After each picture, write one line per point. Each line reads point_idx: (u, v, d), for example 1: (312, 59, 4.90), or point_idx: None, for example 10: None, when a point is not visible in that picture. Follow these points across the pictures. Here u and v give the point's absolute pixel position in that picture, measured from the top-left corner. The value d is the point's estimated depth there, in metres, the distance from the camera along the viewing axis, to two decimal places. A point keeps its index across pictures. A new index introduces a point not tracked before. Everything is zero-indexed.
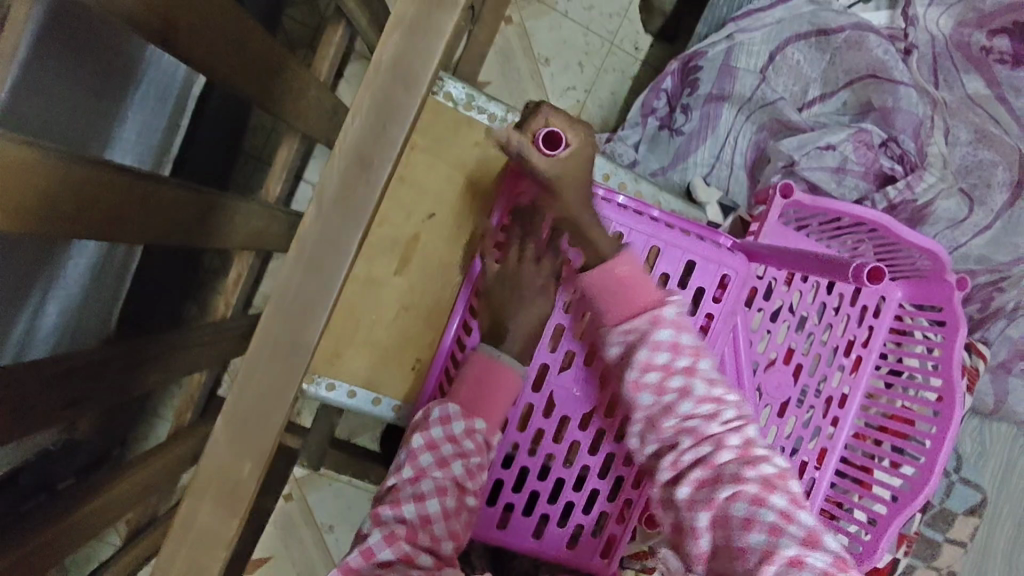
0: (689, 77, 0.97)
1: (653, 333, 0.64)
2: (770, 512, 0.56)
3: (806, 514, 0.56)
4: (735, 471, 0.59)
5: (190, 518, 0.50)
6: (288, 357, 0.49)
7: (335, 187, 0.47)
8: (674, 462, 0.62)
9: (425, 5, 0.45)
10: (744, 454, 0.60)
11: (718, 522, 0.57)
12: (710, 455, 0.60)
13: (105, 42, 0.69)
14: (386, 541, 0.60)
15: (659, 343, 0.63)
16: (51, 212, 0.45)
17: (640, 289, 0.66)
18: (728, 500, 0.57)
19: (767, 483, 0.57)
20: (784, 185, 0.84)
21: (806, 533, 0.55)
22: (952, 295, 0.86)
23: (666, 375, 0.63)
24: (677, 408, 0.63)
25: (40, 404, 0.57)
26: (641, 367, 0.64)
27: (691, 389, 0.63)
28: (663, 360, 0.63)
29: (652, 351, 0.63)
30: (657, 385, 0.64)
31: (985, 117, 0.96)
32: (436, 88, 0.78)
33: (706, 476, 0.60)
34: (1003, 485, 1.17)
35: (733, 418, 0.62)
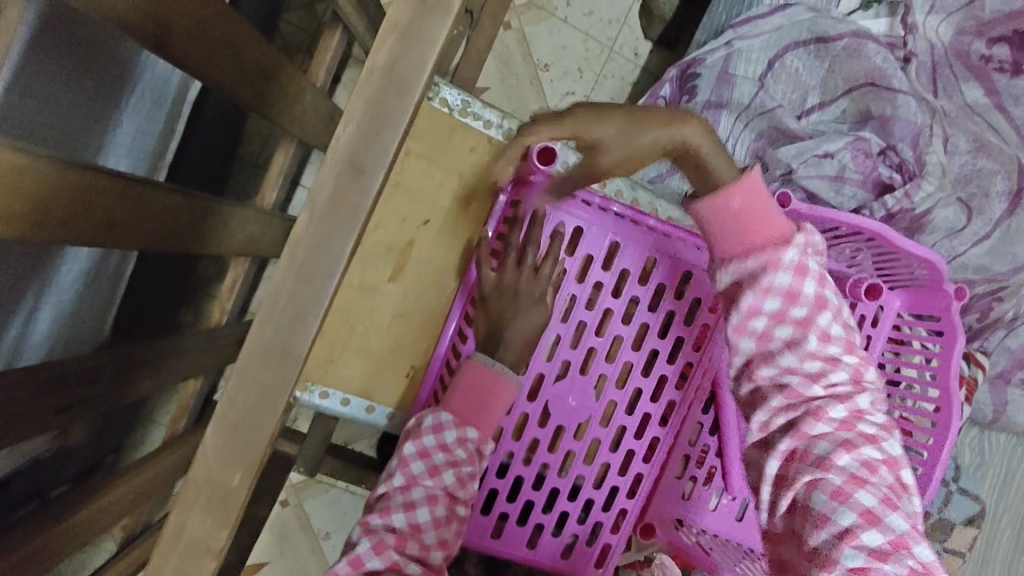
0: (687, 83, 0.97)
1: (767, 278, 0.63)
2: (850, 512, 0.55)
3: (898, 516, 0.55)
4: (826, 454, 0.59)
5: (179, 528, 0.49)
6: (280, 364, 0.48)
7: (325, 197, 0.47)
8: (766, 422, 0.63)
9: (419, 10, 0.44)
10: (842, 427, 0.61)
11: (798, 508, 0.58)
12: (803, 421, 0.61)
13: (101, 44, 0.69)
14: (375, 550, 0.58)
15: (771, 288, 0.63)
16: (45, 218, 0.45)
17: (762, 223, 0.64)
18: (809, 487, 0.58)
19: (856, 478, 0.57)
20: (782, 194, 0.82)
21: (892, 539, 0.54)
22: (951, 304, 0.85)
23: (774, 322, 0.64)
24: (779, 357, 0.64)
25: (30, 411, 0.56)
26: (746, 312, 0.64)
27: (801, 342, 0.64)
28: (773, 308, 0.63)
29: (762, 296, 0.64)
30: (762, 332, 0.65)
31: (983, 125, 0.95)
32: (431, 94, 0.76)
33: (795, 448, 0.61)
34: (1003, 495, 1.16)
35: (841, 380, 0.64)
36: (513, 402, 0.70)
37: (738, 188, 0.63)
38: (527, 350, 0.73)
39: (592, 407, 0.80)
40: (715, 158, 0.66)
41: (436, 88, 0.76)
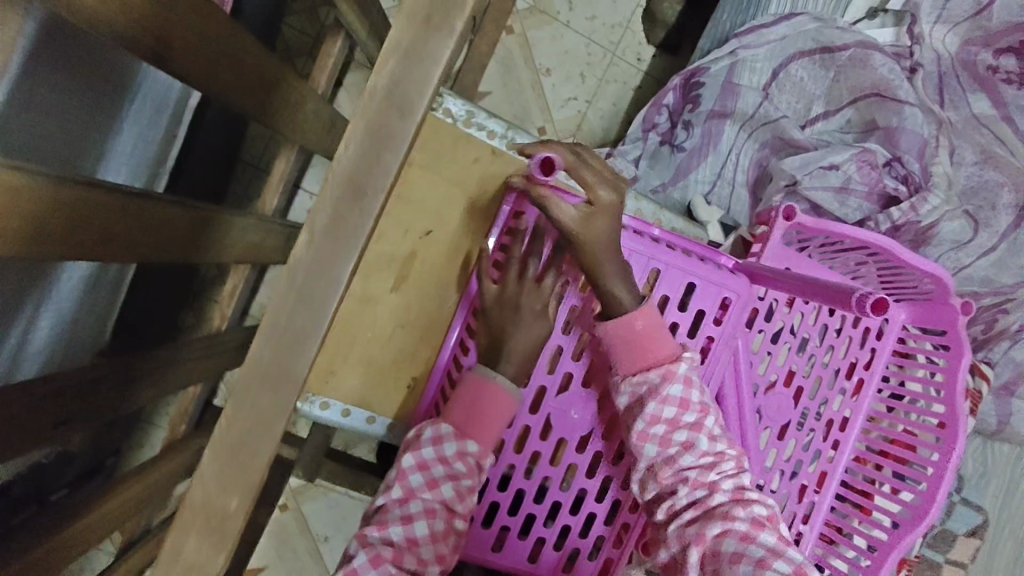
0: (690, 93, 0.95)
1: (664, 388, 0.70)
2: (759, 548, 0.60)
3: (796, 551, 0.60)
4: (726, 510, 0.64)
5: (175, 551, 0.48)
6: (280, 387, 0.48)
7: (325, 219, 0.46)
8: (671, 505, 0.68)
9: (421, 31, 0.44)
10: (735, 496, 0.66)
11: (708, 559, 0.62)
12: (705, 497, 0.66)
13: (102, 55, 0.69)
14: (372, 563, 0.58)
15: (667, 398, 0.70)
16: (41, 236, 0.44)
17: (656, 344, 0.71)
18: (717, 538, 0.62)
19: (756, 522, 0.63)
20: (787, 207, 0.83)
21: (795, 566, 0.58)
22: (957, 319, 0.84)
23: (671, 428, 0.70)
24: (678, 461, 0.69)
25: (28, 425, 0.55)
26: (648, 420, 0.71)
27: (694, 443, 0.70)
28: (670, 415, 0.70)
29: (660, 405, 0.70)
30: (663, 437, 0.70)
31: (990, 137, 0.95)
32: (436, 104, 0.75)
33: (698, 515, 0.66)
34: (1005, 505, 1.16)
35: (731, 470, 0.68)
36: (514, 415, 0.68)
37: (640, 311, 0.70)
38: (528, 364, 0.71)
39: (594, 420, 0.79)
40: (626, 286, 0.70)
41: (440, 98, 0.74)
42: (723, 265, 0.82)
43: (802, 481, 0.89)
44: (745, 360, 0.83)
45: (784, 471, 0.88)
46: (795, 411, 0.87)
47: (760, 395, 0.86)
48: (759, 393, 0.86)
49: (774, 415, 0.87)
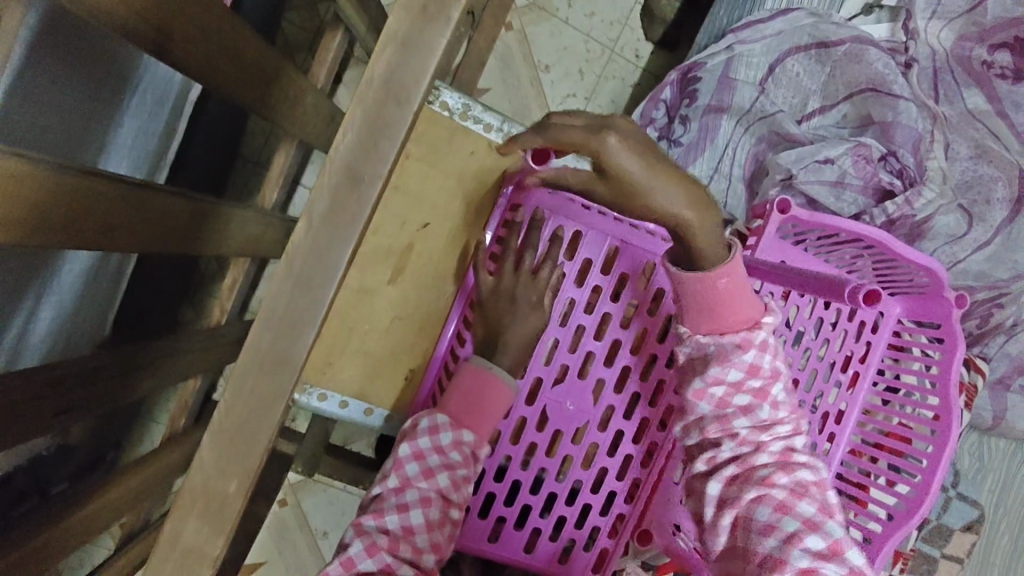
0: (688, 87, 0.96)
1: (736, 354, 0.66)
2: (794, 520, 0.62)
3: (833, 523, 0.62)
4: (766, 474, 0.65)
5: (175, 535, 0.49)
6: (277, 374, 0.49)
7: (324, 206, 0.47)
8: (712, 458, 0.68)
9: (417, 20, 0.44)
10: (781, 459, 0.66)
11: (741, 522, 0.64)
12: (748, 455, 0.66)
13: (103, 49, 0.69)
14: (367, 552, 0.58)
15: (735, 362, 0.66)
16: (42, 225, 0.45)
17: (738, 306, 0.65)
18: (753, 503, 0.63)
19: (795, 490, 0.63)
20: (782, 201, 0.83)
21: (830, 542, 0.60)
22: (951, 312, 0.85)
23: (734, 391, 0.66)
24: (731, 421, 0.67)
25: (30, 414, 0.56)
26: (710, 379, 0.67)
27: (755, 409, 0.67)
28: (734, 379, 0.66)
29: (725, 369, 0.66)
30: (721, 398, 0.67)
31: (984, 132, 0.96)
32: (431, 98, 0.72)
33: (739, 474, 0.66)
34: (1000, 500, 1.16)
35: (785, 432, 0.67)
36: (510, 406, 0.69)
37: (727, 269, 0.63)
38: (525, 354, 0.71)
39: (590, 411, 0.79)
40: (716, 243, 0.61)
41: (436, 90, 0.72)
42: None
43: None
44: None
45: None
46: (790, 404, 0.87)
47: None
48: None
49: None
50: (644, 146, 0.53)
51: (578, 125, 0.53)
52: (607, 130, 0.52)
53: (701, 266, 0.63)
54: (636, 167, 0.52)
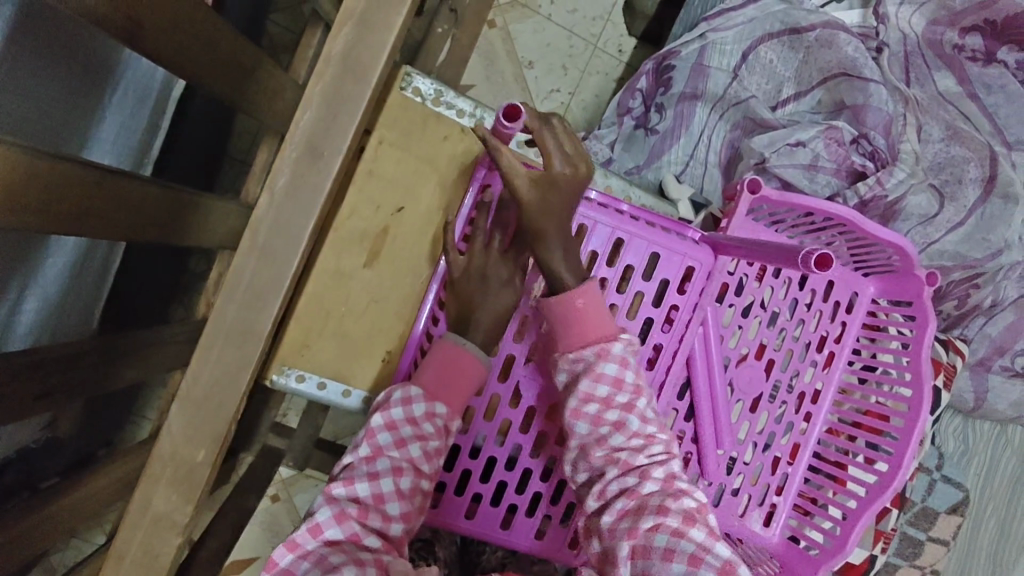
0: (663, 76, 0.98)
1: (598, 366, 0.66)
2: (689, 543, 0.58)
3: (723, 545, 0.60)
4: (657, 502, 0.62)
5: (145, 503, 0.51)
6: (243, 344, 0.52)
7: (285, 179, 0.52)
8: (602, 491, 0.65)
9: (373, 2, 0.50)
10: (667, 486, 0.64)
11: (639, 552, 0.60)
12: (635, 486, 0.64)
13: (86, 42, 0.72)
14: (336, 518, 0.59)
15: (601, 376, 0.67)
16: (22, 206, 0.45)
17: (595, 322, 0.67)
18: (649, 532, 0.60)
19: (687, 516, 0.61)
20: (752, 180, 0.85)
21: (721, 564, 0.57)
22: (923, 290, 0.87)
23: (604, 408, 0.67)
24: (609, 441, 0.66)
25: (9, 398, 0.55)
26: (581, 398, 0.67)
27: (626, 424, 0.67)
28: (603, 394, 0.66)
29: (594, 383, 0.67)
30: (594, 417, 0.67)
31: (956, 114, 0.97)
32: (402, 83, 0.75)
33: (630, 506, 0.63)
34: (985, 486, 1.16)
35: (661, 453, 0.66)
36: (484, 381, 0.70)
37: (582, 286, 0.67)
38: (493, 336, 0.72)
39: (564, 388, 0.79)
40: (569, 265, 0.68)
41: (408, 75, 0.75)
42: (688, 237, 0.82)
43: (775, 453, 0.91)
44: (717, 334, 0.84)
45: (756, 443, 0.89)
46: (766, 383, 0.89)
47: (732, 367, 0.88)
48: (731, 366, 0.87)
49: (746, 387, 0.88)
50: (571, 197, 0.66)
51: (564, 147, 0.64)
52: (575, 168, 0.65)
53: (557, 289, 0.68)
54: (556, 199, 0.65)
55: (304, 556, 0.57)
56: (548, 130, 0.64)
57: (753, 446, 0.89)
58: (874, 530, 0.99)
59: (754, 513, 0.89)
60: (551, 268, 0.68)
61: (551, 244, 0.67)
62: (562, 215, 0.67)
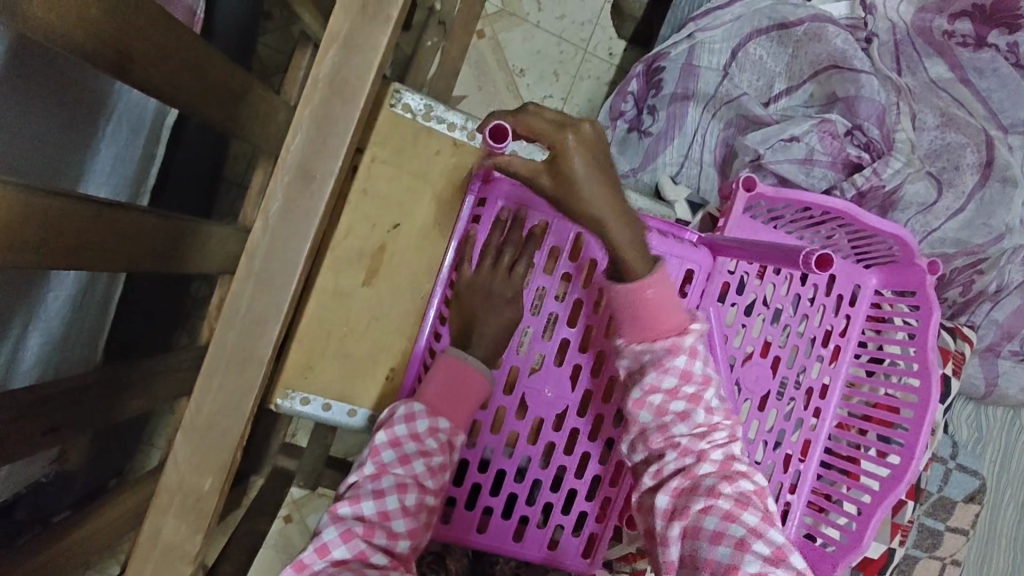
0: (654, 78, 0.98)
1: (668, 360, 0.66)
2: (740, 527, 0.58)
3: (774, 531, 0.59)
4: (712, 485, 0.62)
5: (154, 535, 0.51)
6: (242, 372, 0.52)
7: (277, 206, 0.52)
8: (658, 471, 0.65)
9: (358, 23, 0.50)
10: (722, 469, 0.63)
11: (690, 533, 0.60)
12: (692, 466, 0.64)
13: (75, 76, 0.72)
14: (342, 537, 0.58)
15: (670, 368, 0.66)
16: (17, 246, 0.45)
17: (665, 313, 0.66)
18: (700, 515, 0.60)
19: (741, 500, 0.60)
20: (747, 178, 0.84)
21: (772, 549, 0.57)
22: (925, 279, 0.86)
23: (670, 398, 0.66)
24: (671, 429, 0.66)
25: (13, 437, 0.54)
26: (646, 387, 0.66)
27: (691, 414, 0.66)
28: (670, 385, 0.65)
29: (661, 375, 0.66)
30: (659, 406, 0.66)
31: (948, 100, 0.97)
32: (392, 100, 0.74)
33: (685, 486, 0.63)
34: (1002, 471, 1.15)
35: (722, 439, 0.65)
36: (487, 395, 0.71)
37: (653, 278, 0.64)
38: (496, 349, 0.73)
39: (569, 397, 0.80)
40: (640, 251, 0.64)
41: (397, 92, 0.74)
42: (687, 239, 0.81)
43: (786, 451, 0.90)
44: (720, 334, 0.84)
45: (766, 442, 0.88)
46: (772, 381, 0.88)
47: (738, 367, 0.87)
48: (736, 365, 0.86)
49: (752, 385, 0.87)
50: (598, 153, 0.58)
51: (548, 119, 0.56)
52: (572, 129, 0.56)
53: (628, 278, 0.65)
54: (584, 169, 0.57)
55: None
56: (528, 114, 0.57)
57: (763, 445, 0.88)
58: (889, 523, 0.98)
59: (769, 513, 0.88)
60: (624, 258, 0.63)
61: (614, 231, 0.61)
62: (607, 188, 0.59)
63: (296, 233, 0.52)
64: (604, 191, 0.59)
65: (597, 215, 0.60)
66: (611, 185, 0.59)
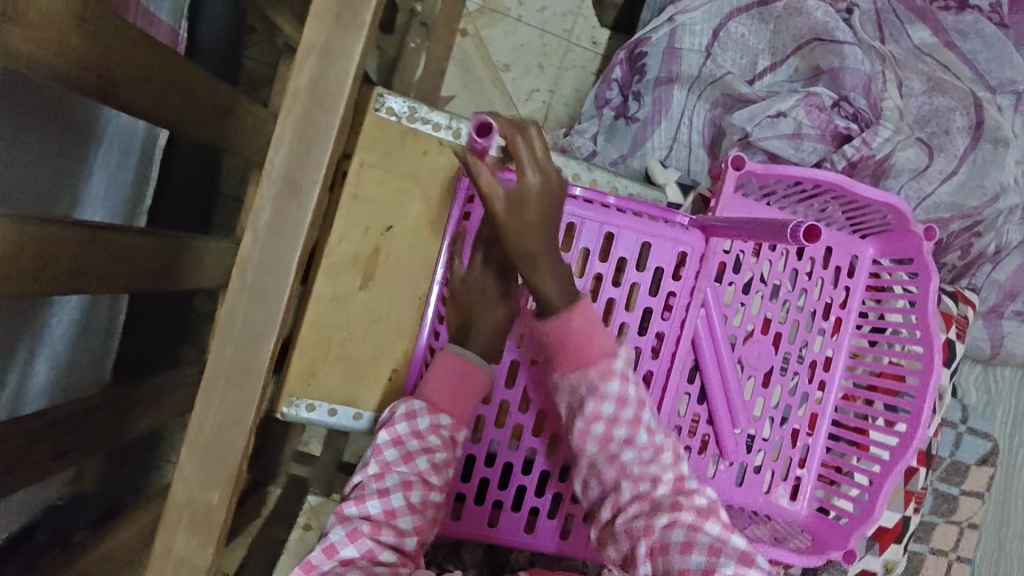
0: (637, 63, 0.98)
1: (602, 387, 0.62)
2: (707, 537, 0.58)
3: (736, 536, 0.60)
4: (672, 503, 0.60)
5: (167, 549, 0.52)
6: (243, 385, 0.53)
7: (266, 219, 0.52)
8: (616, 501, 0.63)
9: (333, 32, 0.51)
10: (678, 487, 0.62)
11: (657, 553, 0.58)
12: (648, 490, 0.62)
13: (64, 102, 0.73)
14: (349, 537, 0.59)
15: (606, 395, 0.62)
16: (13, 275, 0.46)
17: (593, 343, 0.62)
18: (668, 533, 0.58)
19: (701, 512, 0.60)
20: (736, 157, 0.84)
21: (740, 555, 0.57)
22: (922, 245, 0.87)
23: (612, 425, 0.63)
24: (620, 456, 0.63)
25: (26, 461, 0.55)
26: (587, 419, 0.63)
27: (635, 439, 0.63)
28: (610, 412, 0.62)
29: (599, 403, 0.62)
30: (603, 435, 0.63)
31: (933, 65, 0.97)
32: (377, 104, 0.76)
33: (643, 510, 0.61)
34: (1014, 433, 1.15)
35: (671, 459, 0.63)
36: (486, 392, 0.71)
37: (577, 307, 0.62)
38: (495, 344, 0.73)
39: None
40: (555, 282, 0.62)
41: (381, 96, 0.75)
42: (677, 223, 0.81)
43: (794, 426, 0.90)
44: (718, 313, 0.84)
45: (773, 418, 0.89)
46: (775, 356, 0.88)
47: (739, 346, 0.87)
48: (738, 344, 0.86)
49: (755, 363, 0.88)
50: (554, 210, 0.61)
51: (534, 151, 0.58)
52: (547, 175, 0.59)
53: (551, 311, 0.62)
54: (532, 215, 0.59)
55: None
56: (521, 134, 0.58)
57: (769, 421, 0.88)
58: (902, 491, 0.98)
59: (780, 488, 0.89)
60: (541, 291, 0.62)
61: (541, 267, 0.61)
62: (543, 235, 0.61)
63: (285, 248, 0.53)
64: (536, 235, 0.60)
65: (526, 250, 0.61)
66: (549, 237, 0.62)
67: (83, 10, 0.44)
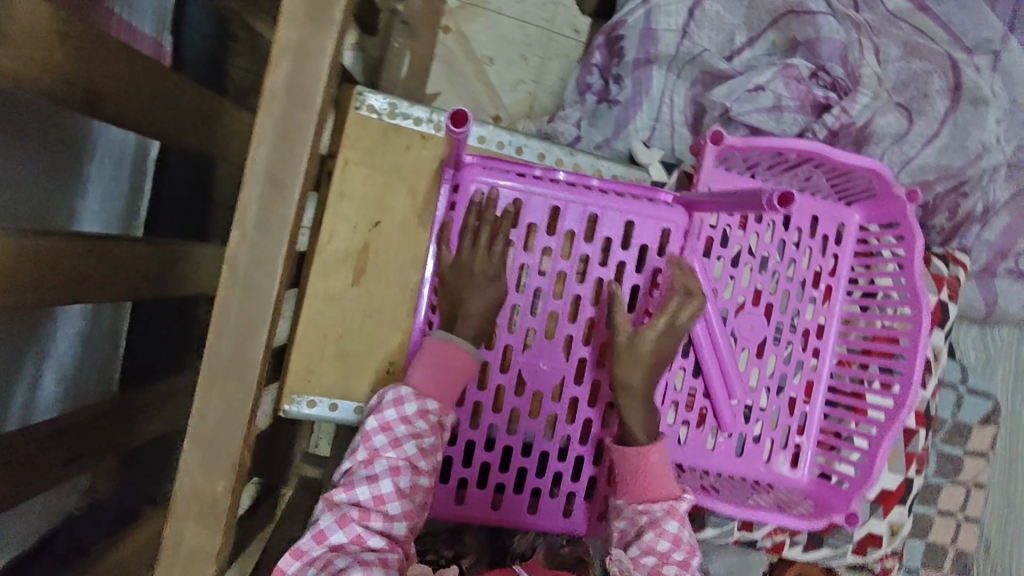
0: (615, 47, 0.99)
1: (664, 521, 0.70)
2: None
3: None
4: None
5: (177, 540, 0.53)
6: (240, 376, 0.54)
7: (253, 213, 0.54)
8: None
9: (307, 31, 0.52)
10: None
11: None
12: None
13: (55, 118, 0.75)
14: (338, 523, 0.61)
15: (664, 530, 0.69)
16: (20, 287, 0.47)
17: (661, 481, 0.73)
18: None
19: None
20: (714, 132, 0.85)
21: None
22: (906, 208, 0.88)
23: (661, 562, 0.68)
24: None
25: (38, 469, 0.56)
26: (642, 547, 0.69)
27: None
28: (664, 548, 0.68)
29: (657, 536, 0.69)
30: (651, 569, 0.67)
31: (909, 30, 0.97)
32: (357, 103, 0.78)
33: None
34: (1015, 391, 1.15)
35: None
36: (473, 375, 0.73)
37: (656, 445, 0.73)
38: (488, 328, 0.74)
39: (565, 367, 0.81)
40: (646, 424, 0.75)
41: (361, 94, 0.77)
42: (661, 201, 0.83)
43: (791, 394, 0.91)
44: (708, 287, 0.85)
45: (769, 387, 0.90)
46: (768, 327, 0.89)
47: (731, 319, 0.88)
48: (730, 317, 0.88)
49: (748, 335, 0.89)
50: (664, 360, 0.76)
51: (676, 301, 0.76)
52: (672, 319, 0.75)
53: (634, 442, 0.75)
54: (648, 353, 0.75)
55: (309, 563, 0.59)
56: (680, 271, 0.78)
57: (765, 391, 0.90)
58: (903, 453, 0.99)
59: (780, 457, 0.91)
60: (630, 424, 0.75)
61: (636, 397, 0.75)
62: (647, 373, 0.75)
63: (273, 241, 0.54)
64: (645, 374, 0.75)
65: (629, 384, 0.75)
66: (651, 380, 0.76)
67: (65, 25, 0.46)
